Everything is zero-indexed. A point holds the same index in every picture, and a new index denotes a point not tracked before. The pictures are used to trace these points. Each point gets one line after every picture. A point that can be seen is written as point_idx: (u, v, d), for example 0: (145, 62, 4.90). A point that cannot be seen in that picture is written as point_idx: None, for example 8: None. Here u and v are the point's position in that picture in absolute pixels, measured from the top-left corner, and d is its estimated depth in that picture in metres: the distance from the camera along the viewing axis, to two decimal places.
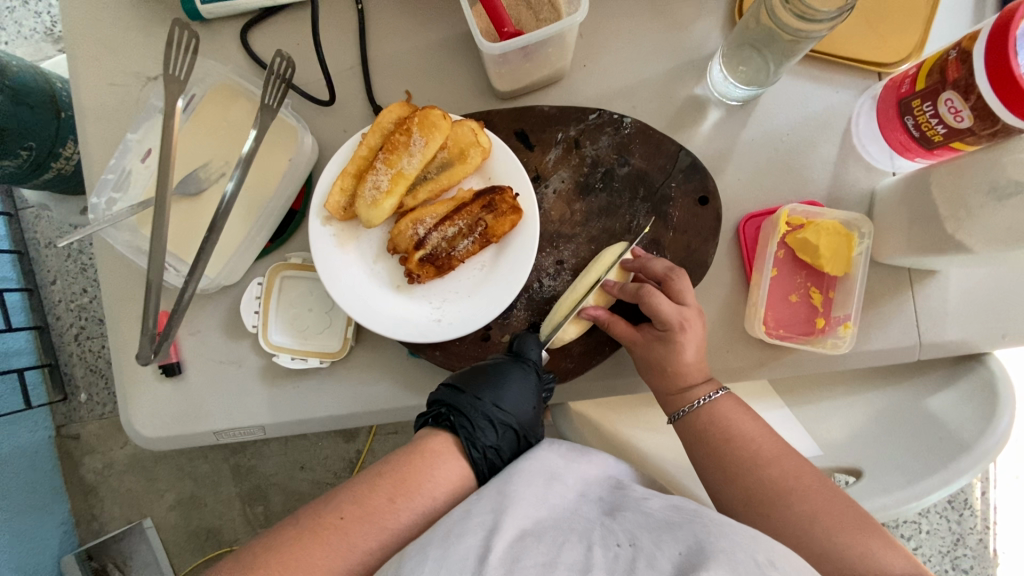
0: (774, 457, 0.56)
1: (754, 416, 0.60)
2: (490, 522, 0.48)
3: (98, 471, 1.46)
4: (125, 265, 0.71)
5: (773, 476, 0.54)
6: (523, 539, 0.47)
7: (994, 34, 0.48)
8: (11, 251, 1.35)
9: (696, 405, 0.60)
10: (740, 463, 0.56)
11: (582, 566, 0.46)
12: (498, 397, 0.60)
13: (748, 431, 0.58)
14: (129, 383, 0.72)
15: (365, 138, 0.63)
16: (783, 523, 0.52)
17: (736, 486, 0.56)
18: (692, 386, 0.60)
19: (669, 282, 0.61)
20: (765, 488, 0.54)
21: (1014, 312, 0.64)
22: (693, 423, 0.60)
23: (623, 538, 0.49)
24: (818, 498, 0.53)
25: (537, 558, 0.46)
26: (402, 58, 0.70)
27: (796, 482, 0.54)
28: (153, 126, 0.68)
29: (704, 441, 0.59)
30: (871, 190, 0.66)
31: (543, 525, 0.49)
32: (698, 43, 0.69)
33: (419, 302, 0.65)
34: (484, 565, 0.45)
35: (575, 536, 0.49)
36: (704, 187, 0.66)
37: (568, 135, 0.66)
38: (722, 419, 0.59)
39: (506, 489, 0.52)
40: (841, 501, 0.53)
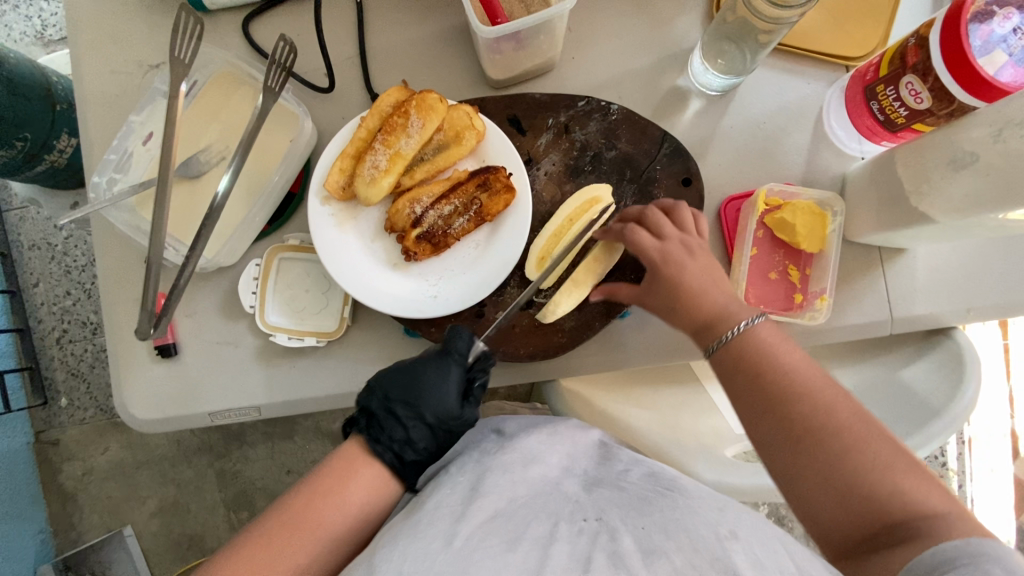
0: (813, 389, 0.51)
1: (794, 346, 0.55)
2: (462, 508, 0.54)
3: (78, 478, 1.43)
4: (123, 248, 0.72)
5: (806, 412, 0.50)
6: (493, 520, 0.53)
7: (948, 21, 0.53)
8: None
9: (726, 339, 0.56)
10: (773, 398, 0.52)
11: (548, 538, 0.52)
12: (407, 400, 0.59)
13: (790, 360, 0.53)
14: (124, 365, 0.72)
15: (363, 121, 0.66)
16: (812, 461, 0.49)
17: (767, 419, 0.52)
18: (716, 317, 0.58)
19: (647, 215, 0.63)
20: (798, 424, 0.50)
21: (976, 288, 0.68)
22: (723, 356, 0.56)
23: (590, 514, 0.56)
24: (856, 432, 0.49)
25: (500, 537, 0.52)
26: (399, 48, 0.73)
27: (835, 417, 0.50)
28: (156, 110, 0.69)
29: (736, 377, 0.55)
30: (843, 173, 0.71)
31: (515, 506, 0.55)
32: (679, 38, 0.73)
33: (416, 280, 0.67)
34: (451, 546, 0.50)
35: (544, 514, 0.55)
36: (687, 169, 0.69)
37: (558, 121, 0.70)
38: (756, 350, 0.55)
39: (481, 480, 0.56)
40: (879, 438, 0.49)
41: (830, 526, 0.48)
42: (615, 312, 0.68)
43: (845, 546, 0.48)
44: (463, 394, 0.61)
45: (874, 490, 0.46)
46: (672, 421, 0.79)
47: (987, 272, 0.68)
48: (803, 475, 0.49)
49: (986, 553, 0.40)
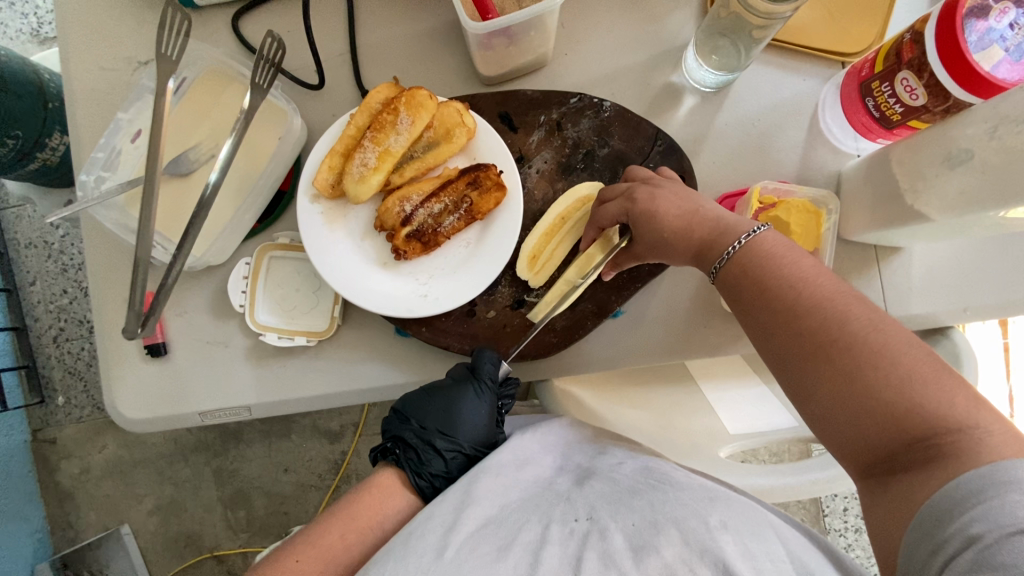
0: (826, 298, 0.49)
1: (805, 255, 0.53)
2: (453, 518, 0.52)
3: (76, 476, 1.43)
4: (112, 246, 0.72)
5: (814, 326, 0.48)
6: (484, 528, 0.52)
7: (943, 17, 0.52)
8: None
9: (727, 257, 0.55)
10: (782, 311, 0.50)
11: (539, 542, 0.51)
12: (444, 425, 0.63)
13: (801, 270, 0.51)
14: (114, 364, 0.72)
15: (352, 118, 0.65)
16: (826, 374, 0.47)
17: (778, 335, 0.50)
18: (716, 238, 0.56)
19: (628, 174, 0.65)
20: (813, 337, 0.48)
21: (974, 287, 0.67)
22: (728, 279, 0.55)
23: (582, 513, 0.54)
24: (877, 340, 0.45)
25: (492, 543, 0.51)
26: (390, 44, 0.72)
27: (842, 330, 0.47)
28: (144, 107, 0.69)
29: (744, 294, 0.53)
30: (838, 171, 0.70)
31: (507, 511, 0.55)
32: (674, 33, 0.72)
33: (406, 278, 0.67)
34: (442, 558, 0.49)
35: (535, 517, 0.54)
36: (681, 167, 0.68)
37: (550, 118, 0.69)
38: (762, 263, 0.53)
39: (473, 485, 0.55)
40: (903, 345, 0.45)
41: (851, 443, 0.46)
42: (607, 312, 0.67)
43: (867, 463, 0.46)
44: (492, 417, 0.65)
45: (897, 403, 0.43)
46: (666, 421, 0.78)
47: (985, 271, 0.67)
48: (818, 390, 0.47)
49: (1013, 483, 0.38)
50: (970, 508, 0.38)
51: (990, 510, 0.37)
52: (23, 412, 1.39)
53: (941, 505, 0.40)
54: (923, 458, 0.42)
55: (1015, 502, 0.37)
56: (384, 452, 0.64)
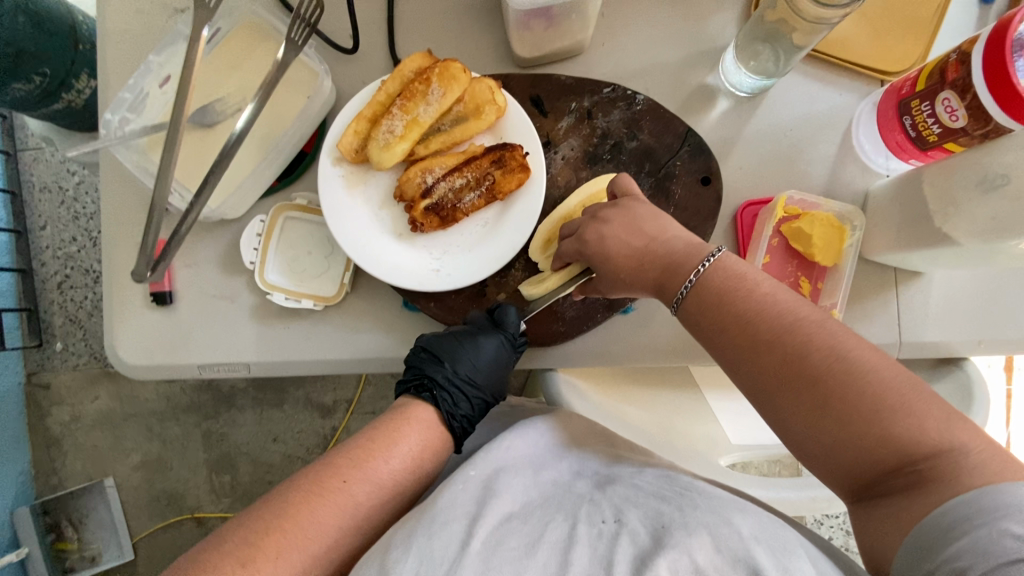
0: (796, 319, 0.48)
1: (768, 277, 0.52)
2: (476, 509, 0.50)
3: (65, 424, 1.43)
4: (131, 190, 0.72)
5: (785, 354, 0.46)
6: (507, 523, 0.49)
7: (992, 39, 0.51)
8: (4, 191, 1.34)
9: (699, 276, 0.53)
10: (756, 336, 0.48)
11: (566, 542, 0.47)
12: (477, 370, 0.63)
13: (764, 295, 0.50)
14: (118, 308, 0.72)
15: (384, 84, 0.65)
16: (803, 400, 0.45)
17: (751, 363, 0.48)
18: (676, 267, 0.55)
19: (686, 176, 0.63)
20: (785, 365, 0.46)
21: (992, 320, 0.67)
22: (697, 303, 0.53)
23: (608, 515, 0.49)
24: (846, 364, 0.44)
25: (520, 539, 0.47)
26: (427, 17, 0.72)
27: (811, 356, 0.45)
28: (176, 52, 0.68)
29: (711, 324, 0.51)
30: (866, 190, 0.69)
31: (530, 509, 0.51)
32: (713, 34, 0.71)
33: (419, 252, 0.66)
34: (467, 549, 0.45)
35: (561, 516, 0.50)
36: (707, 168, 0.67)
37: (581, 106, 0.68)
38: (729, 286, 0.51)
39: (495, 483, 0.54)
40: (870, 367, 0.44)
41: (836, 470, 0.44)
42: (618, 306, 0.66)
43: (853, 488, 0.44)
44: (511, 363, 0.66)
45: (873, 433, 0.42)
46: (666, 424, 0.77)
47: (1004, 305, 0.66)
48: (794, 422, 0.45)
49: (1002, 510, 0.36)
50: (958, 539, 0.36)
51: (979, 540, 0.35)
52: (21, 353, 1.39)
53: (930, 534, 0.38)
54: (906, 486, 0.40)
55: (1007, 531, 0.35)
56: (417, 389, 0.62)
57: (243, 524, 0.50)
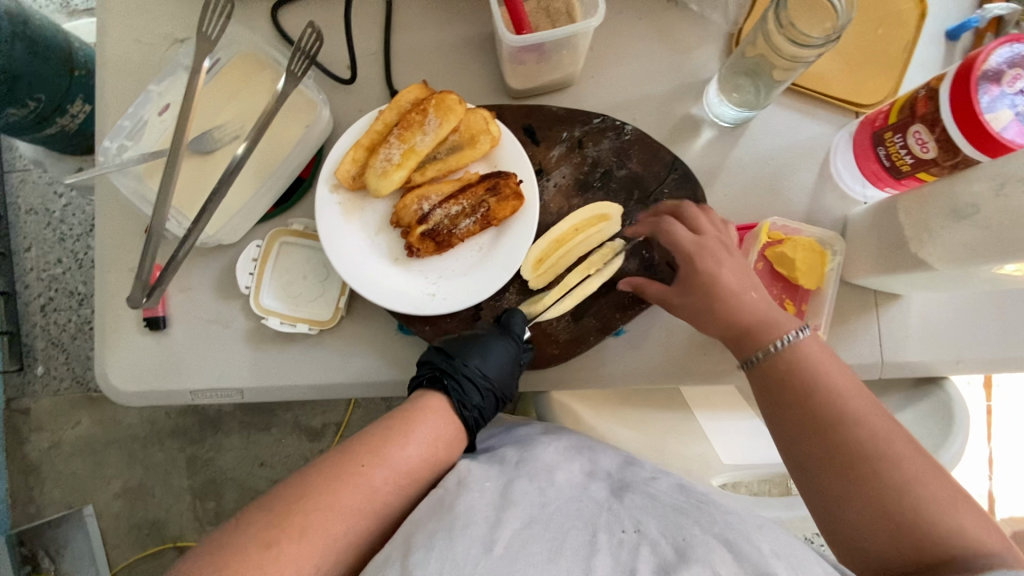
0: (863, 408, 0.52)
1: (842, 366, 0.56)
2: (496, 515, 0.50)
3: (44, 450, 1.40)
4: (127, 216, 0.72)
5: (862, 437, 0.51)
6: (529, 528, 0.49)
7: (958, 77, 0.54)
8: None
9: (779, 345, 0.57)
10: (816, 410, 0.53)
11: (586, 551, 0.48)
12: (487, 367, 0.63)
13: (840, 382, 0.54)
14: (110, 334, 0.72)
15: (381, 114, 0.67)
16: (843, 485, 0.50)
17: (808, 444, 0.53)
18: (765, 326, 0.59)
19: (682, 210, 0.65)
20: (848, 452, 0.51)
21: (967, 341, 0.69)
22: (770, 372, 0.57)
23: (628, 524, 0.51)
24: (896, 450, 0.50)
25: (542, 544, 0.48)
26: (423, 49, 0.75)
27: (888, 444, 0.50)
28: (176, 82, 0.70)
29: (776, 393, 0.56)
30: (845, 216, 0.72)
31: (549, 513, 0.51)
32: (697, 68, 0.75)
33: (415, 276, 0.67)
34: (491, 553, 0.46)
35: (580, 522, 0.50)
36: (694, 196, 0.70)
37: (572, 135, 0.71)
38: (805, 368, 0.56)
39: (511, 488, 0.54)
40: (911, 459, 0.50)
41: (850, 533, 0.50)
42: (610, 329, 0.68)
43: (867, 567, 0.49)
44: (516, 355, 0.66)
45: (908, 524, 0.47)
46: (659, 443, 0.78)
47: (978, 326, 0.69)
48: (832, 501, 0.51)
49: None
50: None
51: None
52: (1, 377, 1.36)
53: None
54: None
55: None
56: (430, 380, 0.62)
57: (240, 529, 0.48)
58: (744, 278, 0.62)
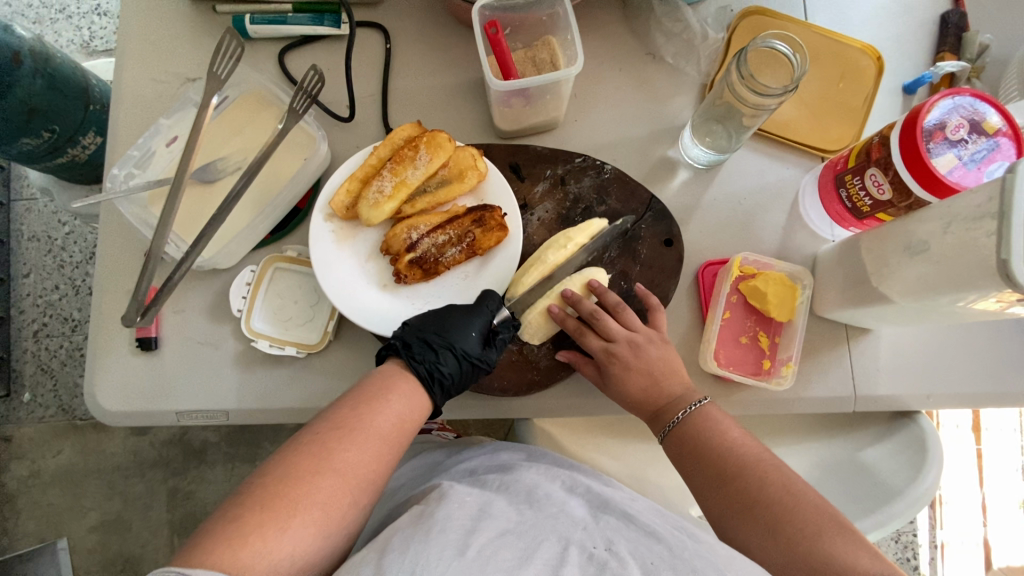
0: (760, 462, 0.58)
1: (737, 425, 0.62)
2: (471, 524, 0.50)
3: (22, 480, 1.38)
4: (129, 240, 0.76)
5: (756, 488, 0.56)
6: (503, 537, 0.49)
7: (905, 125, 0.59)
8: None
9: (676, 422, 0.62)
10: (717, 472, 0.58)
11: (557, 562, 0.47)
12: (452, 331, 0.63)
13: (735, 441, 0.60)
14: (102, 354, 0.73)
15: (376, 149, 0.71)
16: (757, 527, 0.54)
17: (718, 500, 0.57)
18: (673, 400, 0.64)
19: (598, 320, 0.66)
20: (748, 499, 0.56)
21: (937, 375, 0.72)
22: (676, 441, 0.62)
23: (600, 541, 0.51)
24: (791, 497, 0.54)
25: (513, 551, 0.48)
26: (418, 92, 0.80)
27: (781, 493, 0.55)
28: (185, 117, 0.75)
29: (687, 457, 0.60)
30: (814, 253, 0.75)
31: (525, 526, 0.51)
32: (673, 114, 0.80)
33: (401, 302, 0.70)
34: (464, 555, 0.46)
35: (554, 536, 0.50)
36: (669, 231, 0.73)
37: (555, 173, 0.75)
38: (702, 432, 0.61)
39: (490, 505, 0.54)
40: (802, 499, 0.54)
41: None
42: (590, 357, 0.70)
43: None
44: (488, 340, 0.65)
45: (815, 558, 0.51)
46: (640, 474, 0.79)
47: (947, 361, 0.72)
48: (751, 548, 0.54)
49: None
50: None
51: None
52: None
53: None
54: None
55: None
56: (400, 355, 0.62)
57: (214, 521, 0.47)
58: (658, 371, 0.65)
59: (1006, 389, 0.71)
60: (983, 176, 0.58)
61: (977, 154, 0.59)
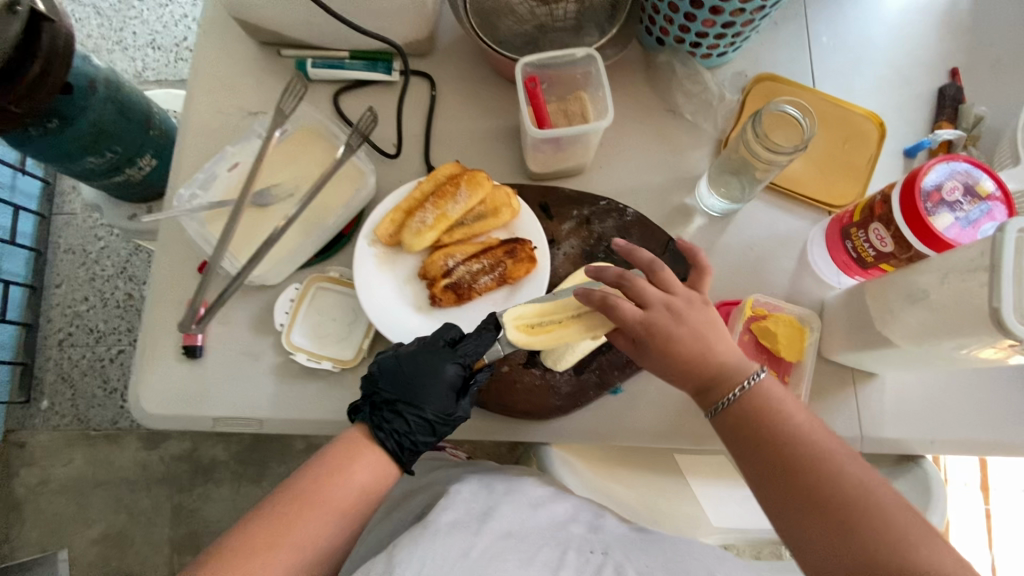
0: (824, 450, 0.57)
1: (797, 406, 0.61)
2: (471, 539, 0.60)
3: (30, 488, 1.45)
4: (185, 255, 0.82)
5: (817, 478, 0.56)
6: (505, 539, 0.62)
7: (906, 186, 0.65)
8: (30, 249, 1.51)
9: (728, 400, 0.61)
10: (771, 462, 0.58)
11: (555, 555, 0.61)
12: (411, 395, 0.67)
13: (796, 424, 0.59)
14: (149, 359, 0.78)
15: (420, 184, 0.77)
16: (816, 518, 0.55)
17: (774, 488, 0.57)
18: (727, 377, 0.62)
19: (627, 285, 0.65)
20: (808, 488, 0.56)
21: (940, 421, 0.75)
22: (728, 418, 0.61)
23: (595, 546, 0.63)
24: (852, 487, 0.55)
25: (515, 552, 0.60)
26: (458, 135, 0.88)
27: (846, 482, 0.55)
28: (247, 146, 0.82)
29: (743, 438, 0.60)
30: (822, 299, 0.81)
31: (520, 538, 0.63)
32: (691, 166, 0.87)
33: (435, 323, 0.75)
34: (467, 558, 0.58)
35: (551, 543, 0.63)
36: (686, 272, 0.79)
37: (581, 213, 0.81)
38: (760, 413, 0.60)
39: (493, 517, 0.64)
40: (868, 488, 0.55)
41: (815, 567, 0.55)
42: (608, 385, 0.74)
43: None
44: (461, 390, 0.69)
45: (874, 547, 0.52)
46: (651, 505, 0.82)
47: (949, 408, 0.75)
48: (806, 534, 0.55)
49: None
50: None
51: None
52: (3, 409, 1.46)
53: None
54: None
55: None
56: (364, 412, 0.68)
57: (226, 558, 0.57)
58: (700, 335, 0.62)
59: (1003, 441, 0.74)
60: (977, 235, 0.64)
61: (971, 215, 0.65)
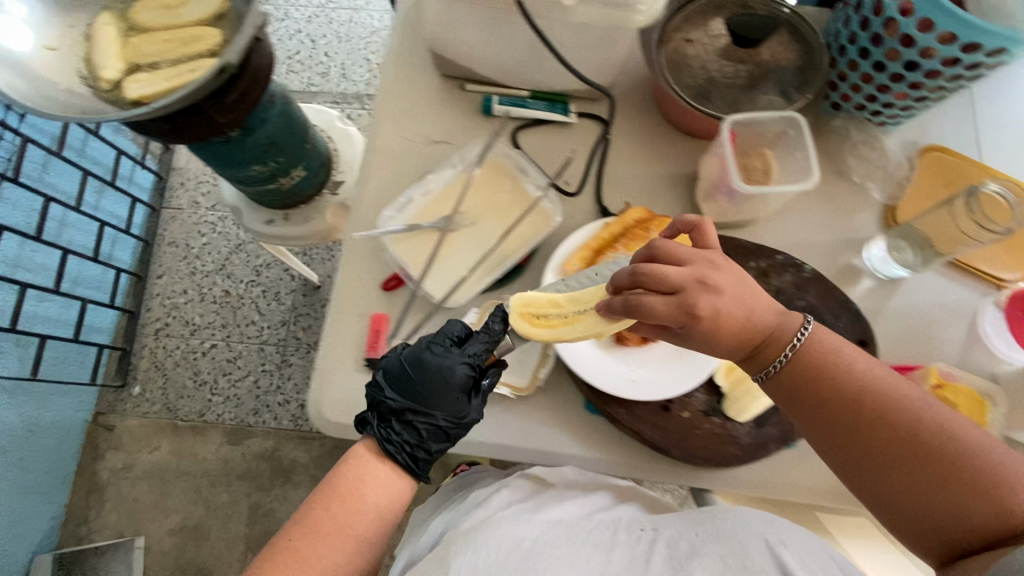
0: (880, 395, 0.60)
1: (856, 354, 0.63)
2: (529, 524, 0.69)
3: (115, 472, 1.49)
4: (368, 271, 0.85)
5: (871, 420, 0.59)
6: (561, 520, 0.70)
7: None
8: (139, 240, 1.58)
9: (784, 359, 0.63)
10: (841, 416, 0.61)
11: (594, 524, 0.70)
12: (413, 400, 0.72)
13: (853, 374, 0.61)
14: (331, 367, 0.81)
15: (610, 224, 0.80)
16: (907, 473, 0.57)
17: (845, 442, 0.61)
18: (777, 335, 0.64)
19: (658, 275, 0.61)
20: (877, 436, 0.59)
21: None
22: (782, 379, 0.64)
23: (639, 524, 0.71)
24: (890, 416, 0.57)
25: (557, 526, 0.69)
26: (632, 178, 0.91)
27: (895, 416, 0.58)
28: (439, 173, 0.87)
29: (799, 392, 0.63)
30: (994, 372, 0.81)
31: (552, 515, 0.71)
32: (859, 227, 0.89)
33: (618, 361, 0.77)
34: (508, 538, 0.65)
35: (575, 518, 0.71)
36: (864, 333, 0.80)
37: (760, 265, 0.83)
38: (819, 366, 0.62)
39: (546, 506, 0.73)
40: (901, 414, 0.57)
41: (900, 517, 0.58)
42: (790, 440, 0.75)
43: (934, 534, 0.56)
44: (473, 392, 0.73)
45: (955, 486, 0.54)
46: None
47: None
48: (894, 488, 0.58)
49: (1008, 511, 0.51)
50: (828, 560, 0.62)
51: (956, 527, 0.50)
52: (96, 392, 1.51)
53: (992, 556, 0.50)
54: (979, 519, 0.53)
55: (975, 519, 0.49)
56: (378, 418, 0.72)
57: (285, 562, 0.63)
58: (768, 310, 0.64)
59: None
60: None
61: None
